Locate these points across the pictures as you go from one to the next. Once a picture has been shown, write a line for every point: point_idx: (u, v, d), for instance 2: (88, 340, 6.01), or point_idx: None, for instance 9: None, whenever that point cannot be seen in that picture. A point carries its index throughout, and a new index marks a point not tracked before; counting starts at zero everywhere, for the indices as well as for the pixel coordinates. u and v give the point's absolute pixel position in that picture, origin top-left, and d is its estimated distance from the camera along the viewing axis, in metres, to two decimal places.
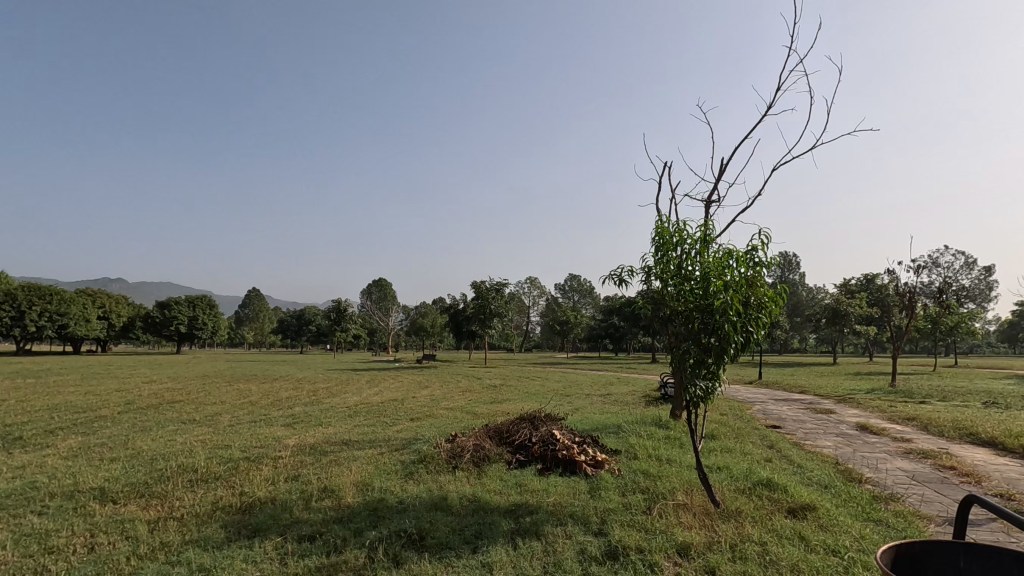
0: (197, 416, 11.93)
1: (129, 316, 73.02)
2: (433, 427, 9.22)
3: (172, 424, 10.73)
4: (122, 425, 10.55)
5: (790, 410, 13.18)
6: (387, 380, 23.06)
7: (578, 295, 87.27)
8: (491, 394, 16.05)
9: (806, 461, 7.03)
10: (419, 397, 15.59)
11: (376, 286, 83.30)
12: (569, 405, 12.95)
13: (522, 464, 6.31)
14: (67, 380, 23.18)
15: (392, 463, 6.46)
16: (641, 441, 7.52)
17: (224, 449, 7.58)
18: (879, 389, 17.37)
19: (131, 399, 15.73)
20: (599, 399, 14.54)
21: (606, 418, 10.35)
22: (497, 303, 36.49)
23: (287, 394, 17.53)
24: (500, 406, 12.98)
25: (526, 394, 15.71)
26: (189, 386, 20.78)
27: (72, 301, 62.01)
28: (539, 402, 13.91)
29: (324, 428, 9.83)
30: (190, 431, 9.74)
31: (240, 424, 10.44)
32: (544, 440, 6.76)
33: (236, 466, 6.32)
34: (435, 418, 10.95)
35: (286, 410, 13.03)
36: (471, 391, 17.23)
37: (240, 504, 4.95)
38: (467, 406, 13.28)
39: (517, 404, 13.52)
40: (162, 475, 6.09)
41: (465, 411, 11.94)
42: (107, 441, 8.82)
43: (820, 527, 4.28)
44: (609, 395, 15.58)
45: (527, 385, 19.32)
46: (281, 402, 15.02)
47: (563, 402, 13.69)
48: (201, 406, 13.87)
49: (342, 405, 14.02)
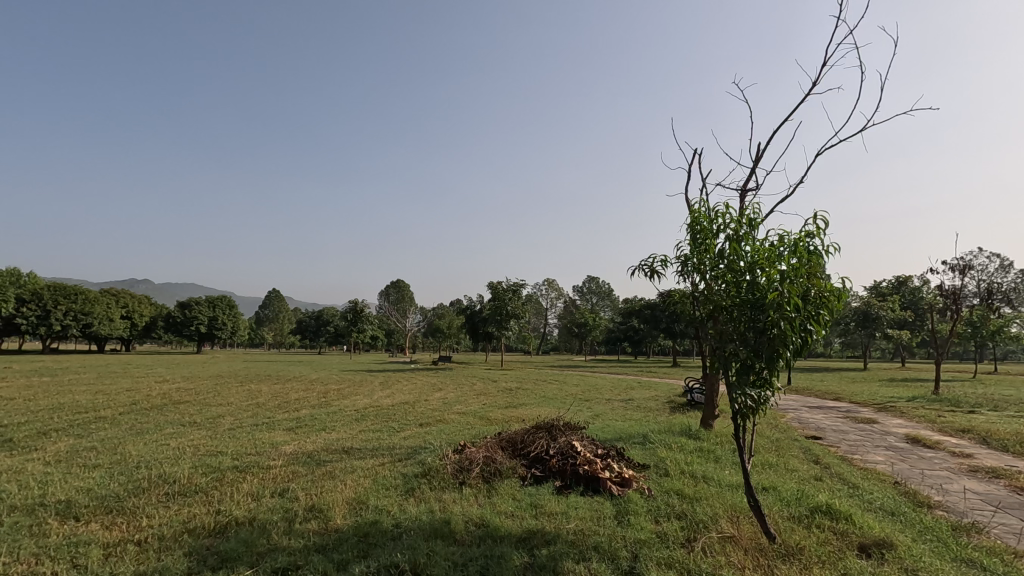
0: (199, 418, 11.45)
1: (151, 316, 74.09)
2: (443, 435, 8.52)
3: (171, 426, 10.22)
4: (118, 427, 10.08)
5: (828, 419, 12.20)
6: (400, 382, 22.49)
7: (597, 297, 86.09)
8: (507, 398, 15.35)
9: (862, 481, 6.17)
10: (432, 400, 14.94)
11: (394, 288, 83.36)
12: (589, 411, 12.17)
13: (537, 480, 5.59)
14: (81, 378, 23.05)
15: (393, 475, 5.79)
16: (671, 454, 6.73)
17: (215, 457, 6.99)
18: (921, 398, 16.21)
19: (138, 399, 15.37)
20: (621, 405, 13.72)
21: (629, 426, 9.58)
22: (514, 304, 35.79)
23: (297, 395, 17.03)
24: (516, 411, 12.26)
25: (543, 399, 14.97)
26: (200, 386, 20.46)
27: (96, 301, 63.10)
28: (556, 407, 13.16)
29: (327, 433, 9.20)
30: (186, 435, 9.20)
31: (240, 428, 9.89)
32: (563, 453, 6.01)
33: (221, 478, 5.69)
34: (446, 424, 10.28)
35: (292, 413, 12.49)
36: (486, 394, 16.54)
37: (214, 525, 4.31)
38: (481, 410, 12.62)
39: (533, 409, 12.78)
40: (139, 485, 5.50)
41: (479, 417, 11.24)
42: (99, 445, 8.33)
43: (904, 571, 3.49)
44: (631, 401, 14.74)
45: (544, 388, 18.56)
46: (288, 404, 14.53)
47: (583, 408, 12.92)
48: (206, 408, 13.43)
49: (351, 408, 13.44)
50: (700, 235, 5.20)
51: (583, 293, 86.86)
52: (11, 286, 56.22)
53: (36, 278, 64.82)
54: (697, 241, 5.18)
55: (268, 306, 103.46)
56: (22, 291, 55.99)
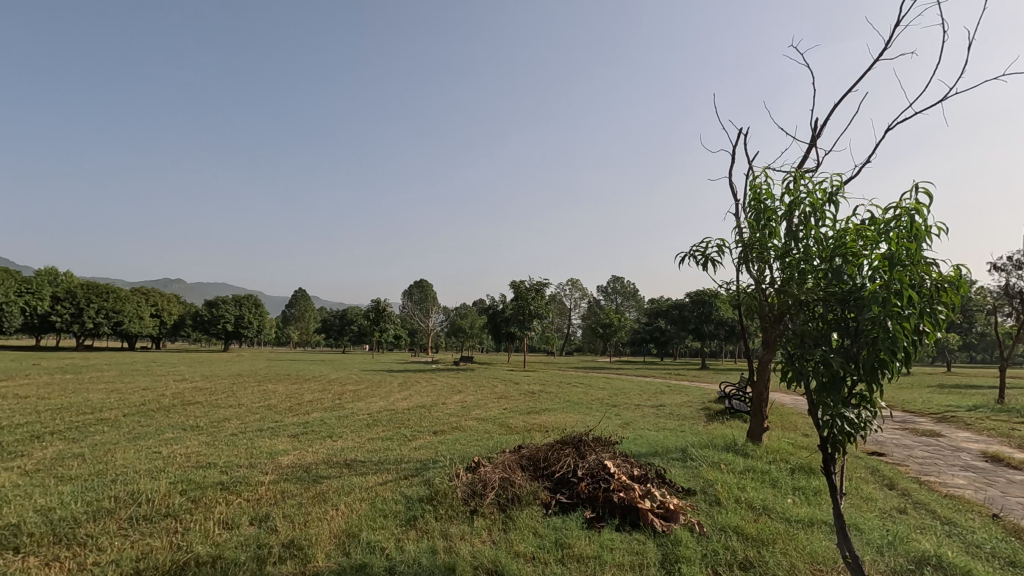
0: (204, 421, 10.86)
1: (180, 315, 75.45)
2: (457, 446, 7.66)
3: (171, 430, 9.62)
4: (116, 430, 9.52)
5: (886, 432, 10.99)
6: (419, 383, 21.83)
7: (622, 297, 84.62)
8: (530, 402, 14.45)
9: (958, 515, 5.09)
10: (450, 404, 14.15)
11: (417, 288, 83.24)
12: (619, 420, 11.19)
13: (563, 509, 4.69)
14: (103, 376, 23.01)
15: (395, 499, 4.96)
16: (720, 476, 5.74)
17: (202, 470, 6.26)
18: (985, 407, 14.70)
19: (150, 399, 14.96)
20: (652, 413, 12.72)
21: (665, 438, 8.61)
22: (537, 304, 34.90)
23: (312, 396, 16.46)
24: (538, 418, 11.37)
25: (568, 404, 14.08)
26: (218, 385, 20.15)
27: (127, 299, 64.29)
28: (582, 414, 12.23)
29: (332, 442, 8.44)
30: (183, 441, 8.55)
31: (242, 434, 9.24)
32: (594, 475, 5.13)
33: (198, 500, 4.95)
34: (463, 432, 9.43)
35: (301, 417, 11.84)
36: (507, 398, 15.69)
37: (168, 567, 3.54)
38: (501, 416, 11.77)
39: (558, 416, 11.85)
40: (104, 505, 4.77)
41: (498, 425, 10.35)
42: (87, 451, 7.72)
43: None
44: (663, 408, 13.71)
45: (569, 392, 17.66)
46: (300, 406, 13.91)
47: (612, 416, 11.94)
48: (214, 409, 12.89)
49: (364, 411, 12.74)
50: (760, 217, 4.36)
51: (608, 293, 85.45)
52: (47, 285, 57.81)
53: (71, 276, 66.73)
54: (757, 223, 4.33)
55: (294, 305, 104.41)
56: (57, 290, 57.51)
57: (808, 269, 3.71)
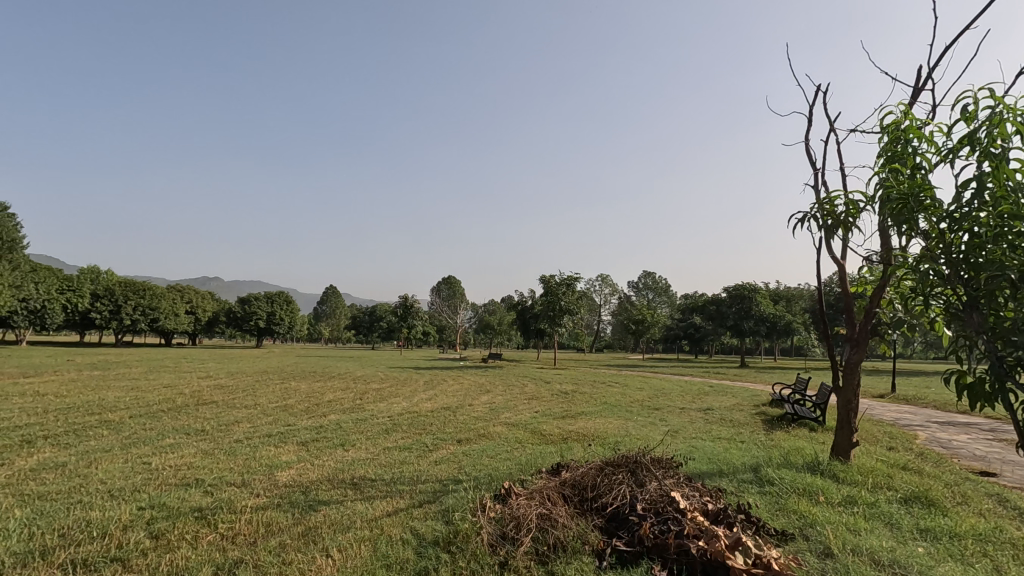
0: (213, 424, 10.06)
1: (214, 312, 76.90)
2: (483, 462, 6.57)
3: (173, 435, 8.80)
4: (114, 435, 8.75)
5: (982, 444, 9.44)
6: (445, 382, 20.87)
7: (654, 293, 82.64)
8: (563, 405, 13.28)
9: None
10: (477, 405, 13.11)
11: (446, 284, 83.06)
12: (666, 428, 9.94)
13: (621, 562, 3.54)
14: (129, 373, 22.76)
15: (403, 540, 3.87)
16: (818, 512, 4.50)
17: (184, 490, 5.29)
18: None
19: (165, 398, 14.33)
20: (701, 418, 11.41)
21: (727, 453, 7.36)
22: (567, 299, 33.65)
23: (333, 395, 15.68)
24: (575, 424, 10.21)
25: (605, 407, 12.91)
26: (241, 383, 19.58)
27: (163, 296, 65.41)
28: (622, 420, 10.98)
29: (343, 452, 7.46)
30: (181, 449, 7.69)
31: (247, 441, 8.32)
32: (659, 513, 3.96)
33: (161, 536, 3.96)
34: (491, 440, 8.37)
35: (317, 418, 10.97)
36: (538, 399, 14.53)
37: None
38: (532, 420, 10.67)
39: (597, 421, 10.65)
40: (44, 544, 3.82)
41: (531, 432, 9.24)
42: (72, 461, 6.90)
43: None
44: (712, 413, 12.37)
45: (605, 393, 16.44)
46: (319, 406, 13.09)
47: (657, 423, 10.69)
48: (226, 410, 12.13)
49: (385, 413, 11.80)
50: (903, 165, 3.18)
51: (640, 288, 83.73)
52: (88, 283, 59.37)
53: (110, 275, 68.58)
54: (900, 172, 3.16)
55: (324, 302, 105.46)
56: (96, 288, 58.98)
57: (1006, 233, 2.50)
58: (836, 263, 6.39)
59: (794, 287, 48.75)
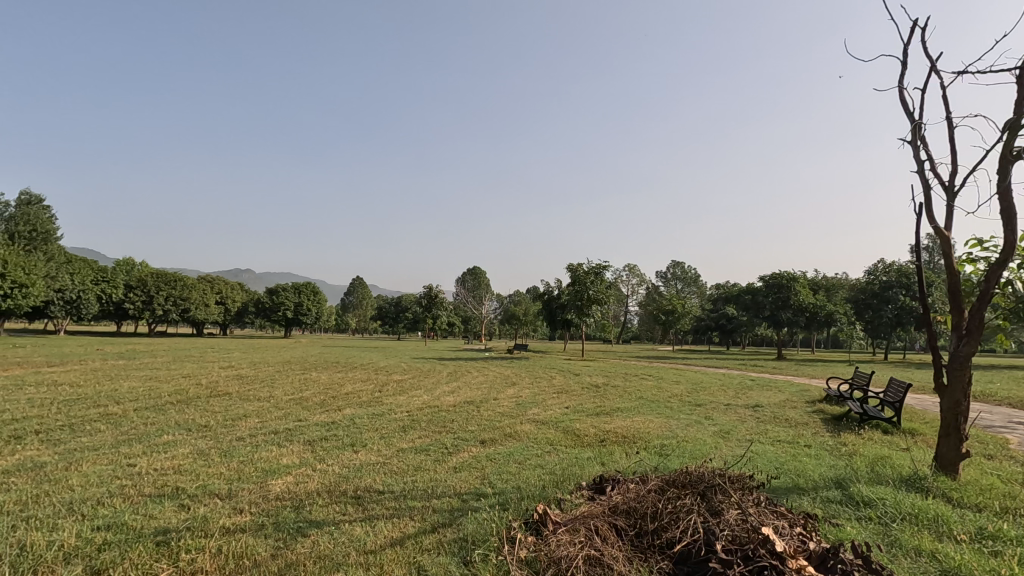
0: (221, 418, 9.36)
1: (243, 303, 77.86)
2: (510, 470, 5.62)
3: (174, 431, 8.09)
4: (110, 431, 8.07)
5: None
6: (470, 373, 20.01)
7: (682, 283, 80.63)
8: (596, 400, 12.26)
9: None
10: (503, 400, 12.16)
11: (471, 275, 82.86)
12: (716, 429, 8.83)
13: None
14: (151, 363, 22.50)
15: None
16: (954, 554, 3.38)
17: (155, 504, 4.45)
18: None
19: (179, 389, 13.74)
20: (752, 417, 10.24)
21: (798, 463, 6.22)
22: (596, 288, 32.50)
23: (352, 388, 14.92)
24: (612, 423, 9.18)
25: (643, 403, 11.80)
26: (261, 374, 19.14)
27: (193, 286, 66.09)
28: (664, 418, 9.86)
29: (351, 454, 6.58)
30: (176, 448, 6.93)
31: (249, 440, 7.52)
32: (749, 559, 2.91)
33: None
34: (519, 442, 7.42)
35: (331, 413, 10.16)
36: (568, 393, 13.55)
37: None
38: (563, 417, 9.69)
39: (636, 420, 9.57)
40: None
41: (563, 432, 8.26)
42: (52, 461, 6.20)
43: None
44: (763, 411, 11.13)
45: (640, 387, 15.33)
46: (335, 399, 12.36)
47: (703, 422, 9.58)
48: (238, 403, 11.45)
49: (404, 408, 10.99)
50: None
51: (668, 278, 81.77)
52: (121, 275, 60.38)
53: (145, 267, 69.84)
54: None
55: (351, 293, 105.91)
56: (129, 279, 59.99)
57: None
58: (936, 233, 5.27)
59: (833, 277, 46.64)
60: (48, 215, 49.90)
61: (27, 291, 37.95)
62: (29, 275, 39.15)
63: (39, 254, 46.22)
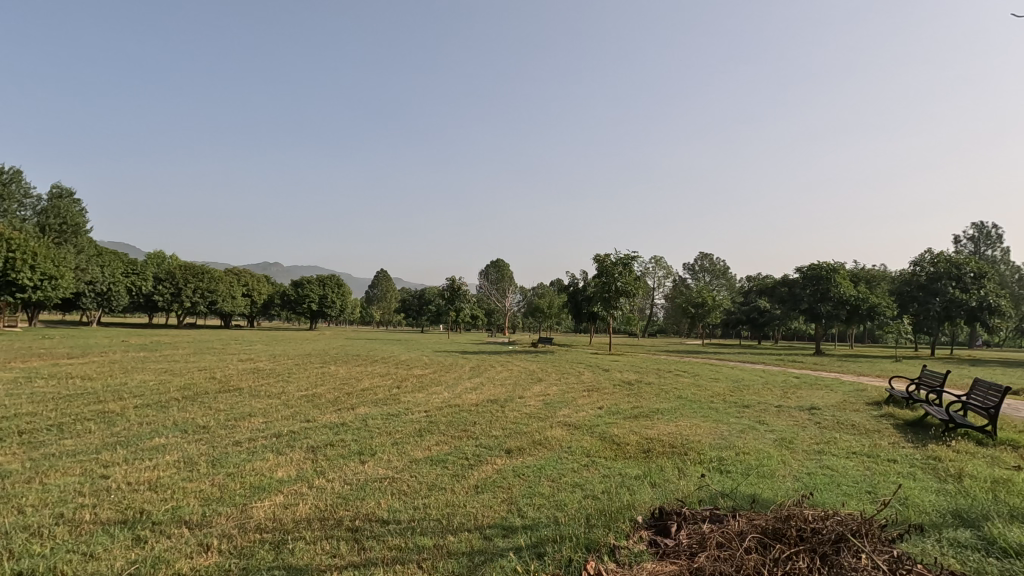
0: (223, 417, 8.60)
1: (270, 295, 78.46)
2: (543, 492, 4.63)
3: (167, 433, 7.32)
4: (100, 433, 7.34)
5: None
6: (493, 368, 19.10)
7: (710, 276, 78.62)
8: (631, 400, 11.20)
9: None
10: (529, 399, 11.20)
11: (495, 268, 82.23)
12: (775, 437, 7.69)
13: None
14: (172, 355, 22.13)
15: None
16: None
17: (107, 536, 3.61)
18: None
19: (189, 383, 13.13)
20: (812, 422, 9.05)
21: (894, 487, 5.09)
22: (624, 280, 31.24)
23: (369, 383, 14.16)
24: (654, 428, 8.12)
25: (685, 404, 10.67)
26: (279, 367, 18.58)
27: (221, 279, 66.67)
28: (711, 423, 8.75)
29: (358, 465, 5.69)
30: (163, 455, 6.14)
31: (245, 446, 6.68)
32: None
33: None
34: (550, 451, 6.43)
35: (343, 412, 9.32)
36: (600, 392, 12.50)
37: None
38: (598, 421, 8.64)
39: (680, 424, 8.50)
40: None
41: (599, 439, 7.24)
42: (18, 469, 5.44)
43: None
44: (821, 415, 9.91)
45: (676, 385, 14.20)
46: (350, 396, 11.56)
47: (757, 428, 8.45)
48: (246, 399, 10.74)
49: (422, 406, 10.13)
50: None
51: (695, 271, 79.86)
52: (151, 268, 61.28)
53: (174, 260, 70.93)
54: None
55: (375, 286, 105.82)
56: (158, 271, 60.78)
57: None
58: None
59: (873, 269, 44.34)
60: (78, 208, 50.78)
61: (55, 282, 38.39)
62: (59, 267, 39.58)
63: (69, 246, 46.92)
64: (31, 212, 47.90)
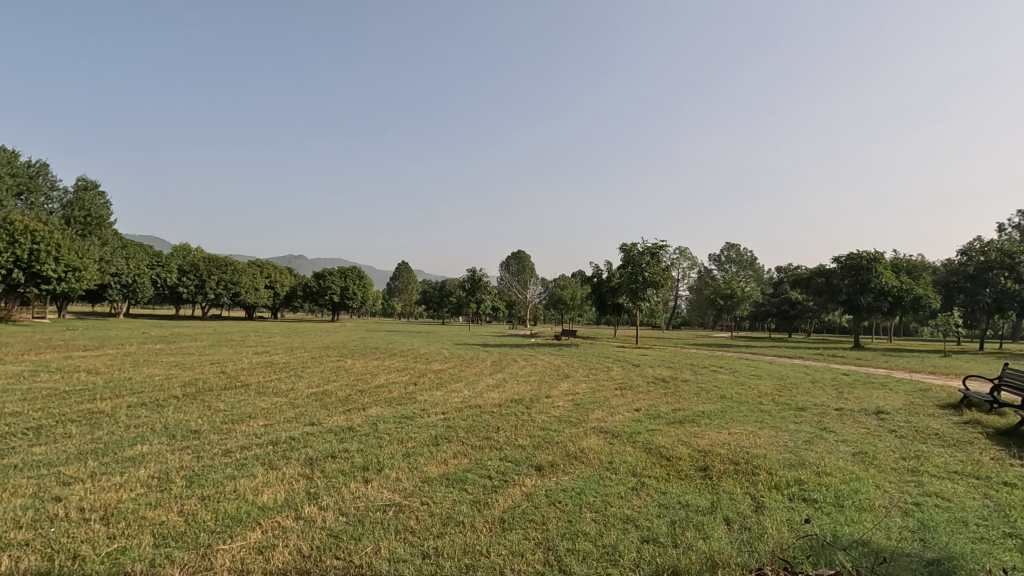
0: (220, 419, 7.74)
1: (293, 287, 78.67)
2: (588, 532, 3.62)
3: (153, 439, 6.47)
4: (80, 438, 6.52)
5: None
6: (516, 363, 18.09)
7: (738, 267, 76.34)
8: (672, 401, 10.06)
9: None
10: (557, 399, 10.17)
11: (516, 260, 81.19)
12: (852, 449, 6.52)
13: None
14: (188, 348, 21.56)
15: None
16: None
17: None
18: None
19: (195, 379, 12.40)
20: (887, 430, 7.82)
21: None
22: (651, 270, 29.84)
23: (386, 379, 13.28)
24: (705, 436, 7.01)
25: (732, 406, 9.51)
26: (294, 361, 17.84)
27: (243, 271, 66.88)
28: (770, 430, 7.59)
29: (359, 486, 4.72)
30: (138, 468, 5.26)
31: (233, 456, 5.76)
32: None
33: None
34: (588, 468, 5.39)
35: (353, 414, 8.39)
36: (635, 390, 11.39)
37: None
38: (638, 428, 7.55)
39: (734, 432, 7.37)
40: None
41: (645, 451, 6.17)
42: None
43: None
44: (894, 420, 8.64)
45: (717, 384, 12.98)
46: (362, 394, 10.66)
47: (825, 437, 7.27)
48: (251, 397, 9.92)
49: (440, 408, 9.15)
50: None
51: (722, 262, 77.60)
52: (175, 260, 61.72)
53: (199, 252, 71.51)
54: None
55: (396, 277, 105.54)
56: (182, 264, 61.24)
57: None
58: None
59: (917, 259, 41.95)
60: (103, 201, 51.25)
61: (80, 274, 38.59)
62: (83, 259, 39.74)
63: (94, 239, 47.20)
64: (57, 205, 48.28)
